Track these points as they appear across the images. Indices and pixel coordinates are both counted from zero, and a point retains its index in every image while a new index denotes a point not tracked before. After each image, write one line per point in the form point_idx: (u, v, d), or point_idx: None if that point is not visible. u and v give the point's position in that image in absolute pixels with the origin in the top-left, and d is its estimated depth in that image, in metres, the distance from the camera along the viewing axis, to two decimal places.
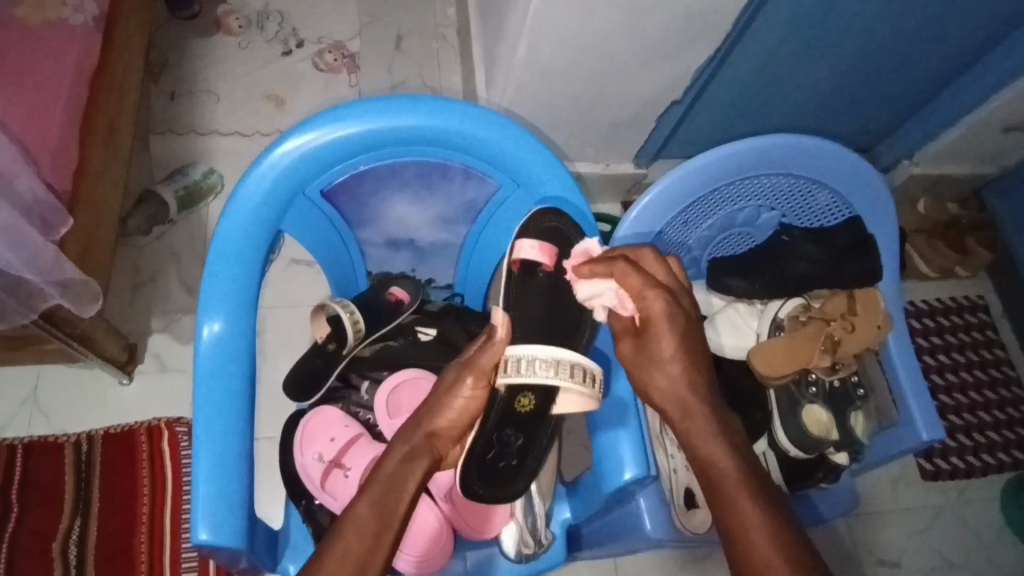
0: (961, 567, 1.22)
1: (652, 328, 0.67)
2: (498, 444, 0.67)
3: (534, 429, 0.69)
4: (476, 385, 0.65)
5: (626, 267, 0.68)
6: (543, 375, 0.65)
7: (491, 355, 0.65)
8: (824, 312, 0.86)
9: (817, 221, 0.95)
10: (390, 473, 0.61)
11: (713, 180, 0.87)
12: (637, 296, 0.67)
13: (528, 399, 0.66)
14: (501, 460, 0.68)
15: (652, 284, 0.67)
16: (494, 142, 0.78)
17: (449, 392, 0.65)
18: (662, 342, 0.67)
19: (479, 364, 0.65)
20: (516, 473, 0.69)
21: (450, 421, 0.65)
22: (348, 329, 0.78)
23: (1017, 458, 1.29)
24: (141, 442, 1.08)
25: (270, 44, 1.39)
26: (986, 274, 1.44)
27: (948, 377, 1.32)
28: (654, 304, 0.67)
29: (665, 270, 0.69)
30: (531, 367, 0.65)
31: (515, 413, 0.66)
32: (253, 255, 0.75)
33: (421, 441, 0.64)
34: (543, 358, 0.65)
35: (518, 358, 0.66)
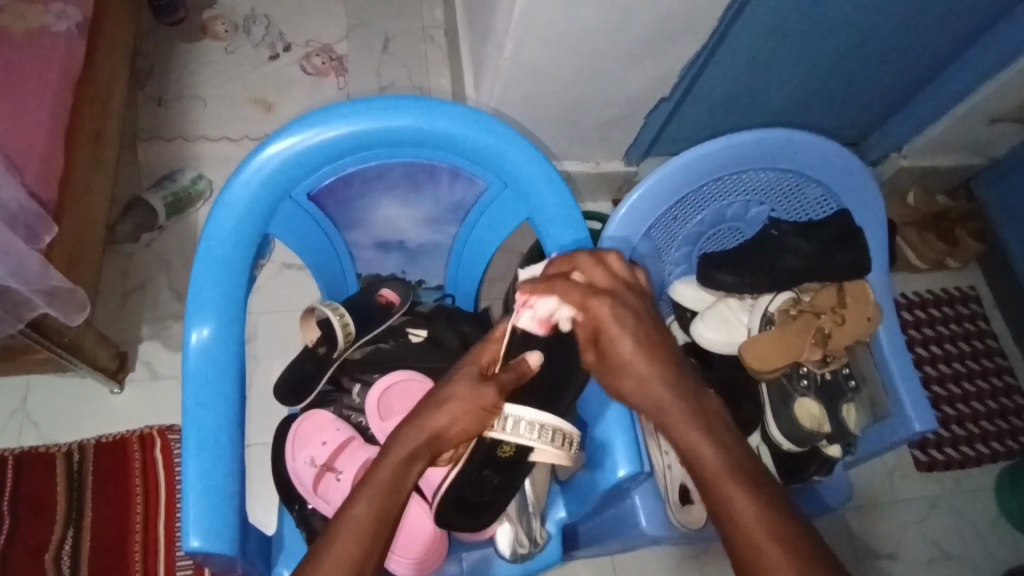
0: (959, 558, 1.22)
1: (603, 337, 0.64)
2: (476, 483, 0.66)
3: (513, 472, 0.67)
4: (495, 399, 0.63)
5: (563, 283, 0.66)
6: (531, 439, 0.64)
7: (512, 374, 0.65)
8: (814, 306, 0.86)
9: (805, 214, 0.95)
10: (383, 478, 0.59)
11: (701, 176, 0.87)
12: (582, 307, 0.65)
13: (511, 447, 0.64)
14: (475, 495, 0.67)
15: (594, 292, 0.65)
16: (481, 141, 0.77)
17: (461, 398, 0.62)
18: (616, 344, 0.64)
19: (502, 379, 0.64)
20: (489, 508, 0.68)
21: (460, 427, 0.62)
22: (337, 332, 0.77)
23: (1011, 448, 1.29)
24: (134, 451, 1.07)
25: (256, 48, 1.39)
26: (976, 266, 1.45)
27: (940, 368, 1.33)
28: (597, 313, 0.64)
29: (604, 275, 0.67)
30: (522, 427, 0.64)
31: (495, 459, 0.65)
32: (240, 259, 0.74)
33: (424, 449, 0.61)
34: (534, 423, 0.64)
35: (512, 415, 0.64)
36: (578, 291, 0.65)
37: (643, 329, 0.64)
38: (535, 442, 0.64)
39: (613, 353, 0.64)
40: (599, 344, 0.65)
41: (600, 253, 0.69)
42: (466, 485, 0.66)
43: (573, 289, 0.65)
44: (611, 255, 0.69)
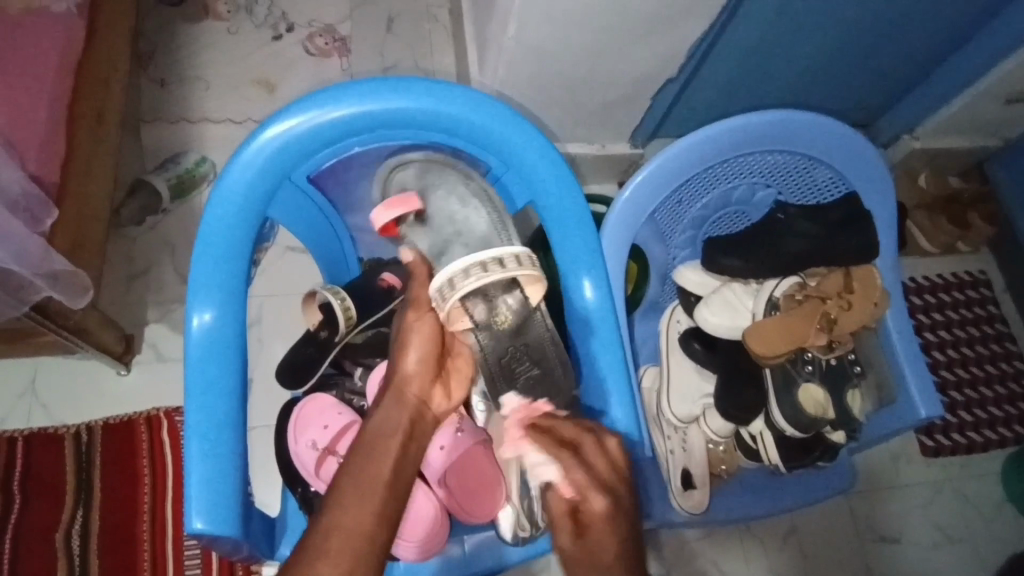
0: (963, 542, 1.22)
1: (587, 526, 0.59)
2: (509, 362, 0.65)
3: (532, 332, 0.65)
4: (422, 318, 0.65)
5: (568, 458, 0.63)
6: (472, 282, 0.61)
7: (419, 284, 0.66)
8: (821, 291, 0.85)
9: (813, 198, 0.94)
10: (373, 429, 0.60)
11: (707, 159, 0.86)
12: (579, 492, 0.61)
13: (504, 317, 0.63)
14: (521, 372, 0.66)
15: (594, 482, 0.61)
16: (484, 124, 0.76)
17: (405, 335, 0.64)
18: (602, 541, 0.58)
19: (421, 299, 0.65)
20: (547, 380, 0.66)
21: (417, 358, 0.64)
22: (339, 316, 0.77)
23: (1018, 433, 1.28)
24: (141, 432, 1.08)
25: (259, 29, 1.37)
26: (988, 250, 1.43)
27: (948, 353, 1.32)
28: (597, 502, 0.60)
29: (604, 462, 0.63)
30: (456, 280, 0.62)
31: (501, 331, 0.63)
32: (239, 242, 0.74)
33: (394, 399, 0.63)
34: (459, 270, 0.62)
35: (437, 287, 0.62)
36: (580, 474, 0.61)
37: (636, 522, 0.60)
38: (476, 282, 0.61)
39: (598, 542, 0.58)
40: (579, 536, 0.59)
41: (602, 436, 0.65)
42: (503, 357, 0.65)
43: (577, 469, 0.62)
44: (600, 444, 0.65)
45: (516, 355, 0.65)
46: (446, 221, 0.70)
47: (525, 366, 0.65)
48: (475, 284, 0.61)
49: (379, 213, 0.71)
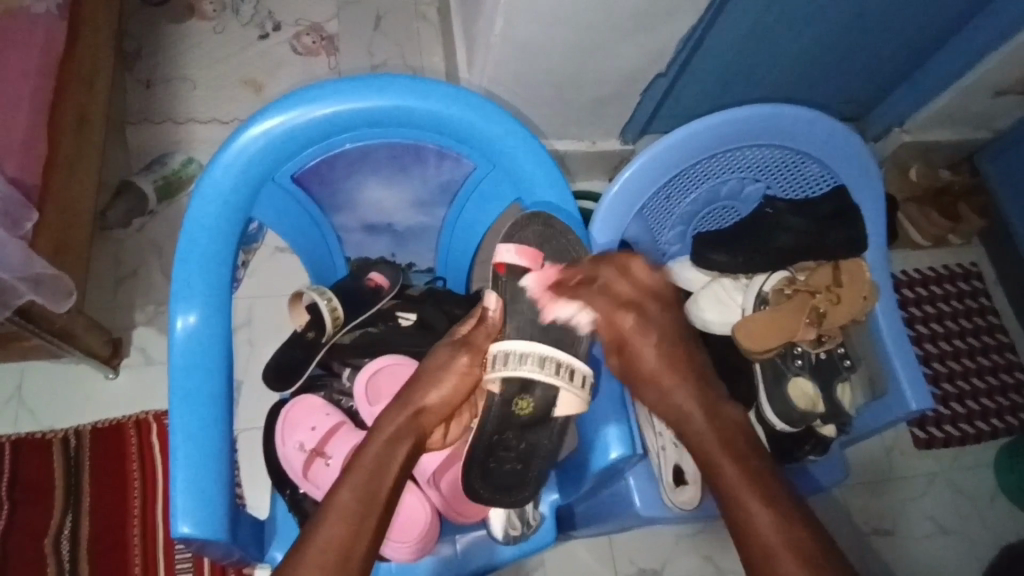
0: (957, 534, 1.22)
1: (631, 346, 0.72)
2: (499, 446, 0.67)
3: (535, 432, 0.67)
4: (471, 363, 0.68)
5: (609, 277, 0.73)
6: (524, 369, 0.64)
7: (484, 333, 0.69)
8: (809, 285, 0.85)
9: (802, 192, 0.93)
10: (376, 455, 0.63)
11: (694, 154, 0.85)
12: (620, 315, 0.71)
13: (526, 402, 0.65)
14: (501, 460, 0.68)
15: (619, 306, 0.71)
16: (468, 121, 0.75)
17: (443, 367, 0.68)
18: (642, 354, 0.72)
19: (476, 343, 0.69)
20: (520, 480, 0.69)
21: (440, 394, 0.68)
22: (326, 318, 0.77)
23: (1011, 424, 1.29)
24: (130, 436, 1.07)
25: (246, 28, 1.36)
26: (978, 242, 1.43)
27: (940, 345, 1.32)
28: (628, 321, 0.71)
29: (632, 287, 0.73)
30: (512, 360, 0.64)
31: (514, 417, 0.65)
32: (222, 243, 0.73)
33: (406, 420, 0.66)
34: (519, 353, 0.64)
35: (496, 353, 0.65)
36: (608, 304, 0.71)
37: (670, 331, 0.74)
38: (529, 371, 0.64)
39: (637, 363, 0.72)
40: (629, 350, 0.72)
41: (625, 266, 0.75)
42: (494, 440, 0.66)
43: (603, 301, 0.71)
44: (635, 266, 0.75)
45: (508, 442, 0.67)
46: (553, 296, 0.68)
47: (508, 455, 0.68)
48: (523, 373, 0.64)
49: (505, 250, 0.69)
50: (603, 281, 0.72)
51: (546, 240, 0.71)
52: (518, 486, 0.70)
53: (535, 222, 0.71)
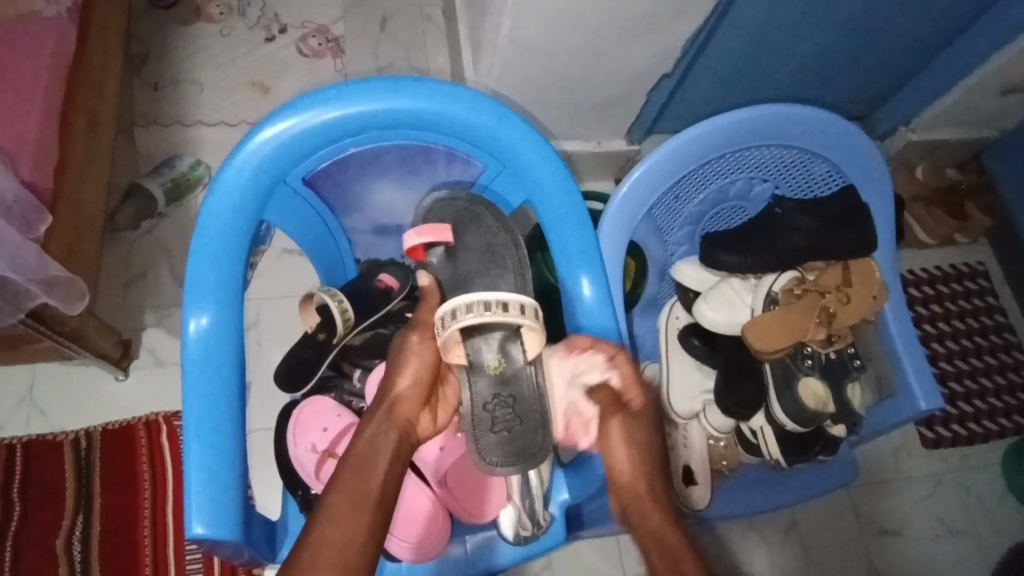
0: (965, 534, 1.22)
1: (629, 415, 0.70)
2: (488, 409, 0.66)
3: (518, 383, 0.67)
4: (423, 337, 0.67)
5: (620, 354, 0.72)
6: (472, 317, 0.63)
7: (428, 307, 0.69)
8: (819, 285, 0.85)
9: (809, 191, 0.93)
10: (360, 451, 0.62)
11: (703, 154, 0.85)
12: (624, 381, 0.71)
13: (495, 360, 0.66)
14: (501, 424, 0.66)
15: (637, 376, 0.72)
16: (479, 123, 0.76)
17: (404, 353, 0.67)
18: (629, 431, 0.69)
19: (423, 320, 0.68)
20: (528, 437, 0.66)
21: (412, 377, 0.65)
22: (336, 318, 0.78)
23: (1019, 424, 1.28)
24: (140, 437, 1.08)
25: (252, 31, 1.37)
26: (985, 241, 1.43)
27: (948, 344, 1.32)
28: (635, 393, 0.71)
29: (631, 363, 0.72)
30: (459, 313, 0.64)
31: (491, 376, 0.66)
32: (235, 245, 0.74)
33: (382, 415, 0.64)
34: (459, 304, 0.64)
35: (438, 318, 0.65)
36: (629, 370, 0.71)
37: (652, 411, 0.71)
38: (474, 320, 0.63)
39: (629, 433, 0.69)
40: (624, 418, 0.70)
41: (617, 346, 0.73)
42: (481, 406, 0.66)
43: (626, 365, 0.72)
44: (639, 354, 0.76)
45: (500, 402, 0.66)
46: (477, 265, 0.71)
47: (506, 416, 0.66)
48: (475, 320, 0.63)
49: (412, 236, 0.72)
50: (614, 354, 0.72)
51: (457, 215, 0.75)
52: (529, 442, 0.66)
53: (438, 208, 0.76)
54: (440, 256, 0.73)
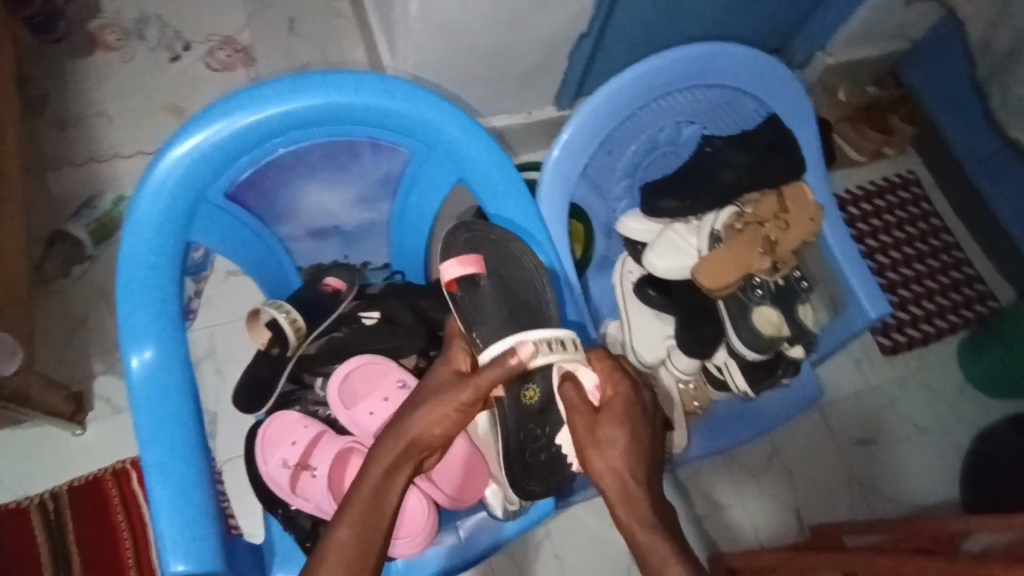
0: (933, 430, 1.28)
1: (607, 408, 0.66)
2: (528, 441, 0.69)
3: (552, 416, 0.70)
4: (471, 399, 0.62)
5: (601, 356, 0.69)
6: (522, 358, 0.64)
7: (492, 374, 0.62)
8: (757, 215, 0.87)
9: (739, 127, 0.92)
10: (370, 495, 0.59)
11: (629, 105, 0.85)
12: (605, 382, 0.67)
13: (532, 392, 0.67)
14: (535, 453, 0.70)
15: (619, 369, 0.68)
16: (398, 108, 0.73)
17: (440, 405, 0.62)
18: (609, 425, 0.64)
19: (476, 382, 0.62)
20: (558, 465, 0.72)
21: (439, 429, 0.62)
22: (287, 329, 0.75)
23: (967, 317, 1.35)
24: (110, 488, 1.04)
25: (154, 52, 1.31)
26: (912, 150, 1.48)
27: (891, 254, 1.37)
28: (609, 390, 0.67)
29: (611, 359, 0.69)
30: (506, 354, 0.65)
31: (526, 408, 0.67)
32: (165, 274, 0.71)
33: (401, 453, 0.62)
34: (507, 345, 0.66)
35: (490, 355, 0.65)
36: (608, 364, 0.69)
37: (634, 406, 0.66)
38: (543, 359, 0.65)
39: (603, 427, 0.64)
40: (598, 415, 0.65)
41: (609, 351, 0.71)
42: (519, 437, 0.68)
43: (604, 361, 0.69)
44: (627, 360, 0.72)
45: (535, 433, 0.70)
46: (506, 291, 0.72)
47: (539, 447, 0.70)
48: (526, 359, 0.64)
49: (450, 266, 0.71)
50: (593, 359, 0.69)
51: (486, 248, 0.73)
52: (558, 469, 0.72)
53: (460, 232, 0.74)
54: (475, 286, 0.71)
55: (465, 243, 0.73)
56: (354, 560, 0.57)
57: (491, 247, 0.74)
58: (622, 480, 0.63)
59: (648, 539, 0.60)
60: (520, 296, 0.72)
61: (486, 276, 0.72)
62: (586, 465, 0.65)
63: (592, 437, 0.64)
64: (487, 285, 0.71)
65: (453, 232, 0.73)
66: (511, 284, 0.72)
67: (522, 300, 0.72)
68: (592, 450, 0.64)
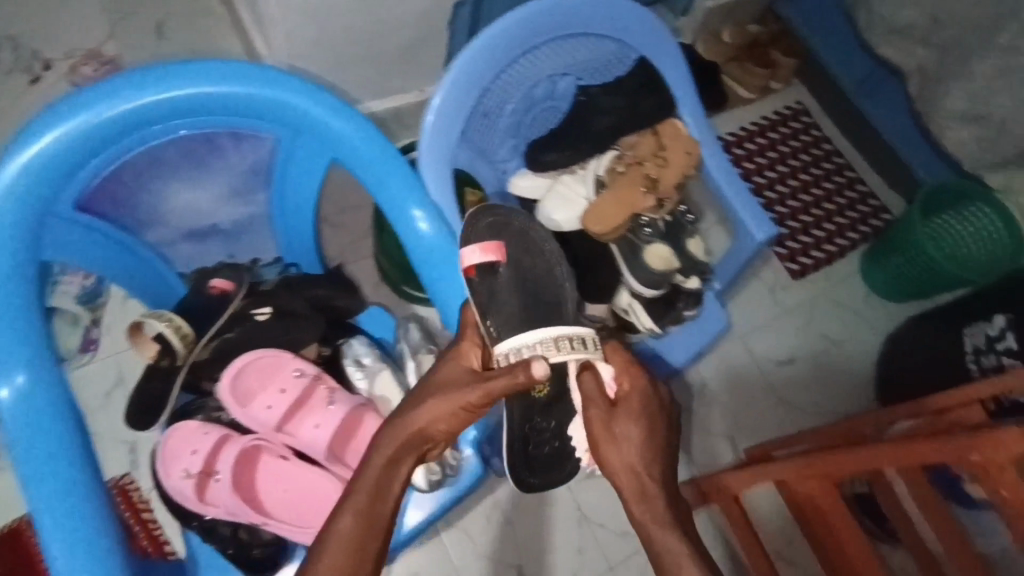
0: (846, 342, 1.35)
1: (621, 401, 0.65)
2: (533, 432, 0.74)
3: (560, 410, 0.75)
4: (483, 397, 0.60)
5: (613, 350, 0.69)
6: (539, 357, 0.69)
7: (513, 376, 0.60)
8: (636, 156, 0.87)
9: (611, 74, 0.94)
10: (375, 479, 0.58)
11: (498, 64, 0.82)
12: (619, 377, 0.67)
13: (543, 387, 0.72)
14: (544, 443, 0.75)
15: (635, 364, 0.68)
16: (249, 93, 0.70)
17: (455, 394, 0.60)
18: (625, 420, 0.64)
19: (495, 385, 0.60)
20: (563, 456, 0.76)
21: (445, 424, 0.60)
22: (172, 338, 0.72)
23: (865, 232, 1.42)
24: (26, 538, 0.98)
25: (11, 76, 1.22)
26: (796, 81, 1.54)
27: (789, 184, 1.43)
28: (625, 384, 0.67)
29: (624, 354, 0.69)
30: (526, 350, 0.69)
31: (534, 401, 0.73)
32: (19, 299, 0.67)
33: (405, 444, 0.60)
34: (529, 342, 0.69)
35: (508, 349, 0.69)
36: (622, 358, 0.68)
37: (650, 399, 0.66)
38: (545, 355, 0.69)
39: (620, 421, 0.64)
40: (614, 409, 0.65)
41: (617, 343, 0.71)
42: (524, 428, 0.73)
43: (619, 356, 0.69)
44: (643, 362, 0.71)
45: (542, 424, 0.74)
46: (522, 282, 0.75)
47: (547, 439, 0.75)
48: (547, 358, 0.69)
49: (470, 254, 0.73)
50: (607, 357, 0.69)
51: (502, 232, 0.77)
52: (562, 464, 0.76)
53: (483, 217, 0.76)
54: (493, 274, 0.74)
55: (483, 232, 0.76)
56: (352, 553, 0.55)
57: (511, 232, 0.77)
58: (639, 477, 0.62)
59: (666, 539, 0.59)
60: (538, 284, 0.76)
61: (505, 264, 0.76)
62: (601, 461, 0.64)
63: (608, 433, 0.63)
64: (506, 273, 0.75)
65: (468, 223, 0.76)
66: (529, 268, 0.76)
67: (540, 285, 0.76)
68: (610, 445, 0.63)
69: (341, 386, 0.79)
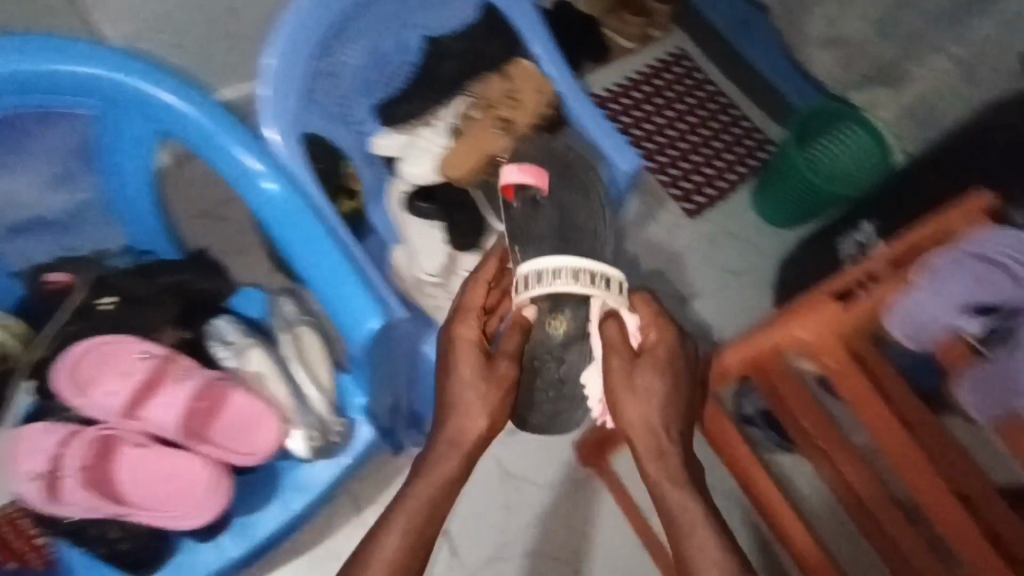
0: (746, 272, 1.40)
1: (643, 353, 0.65)
2: (536, 370, 0.71)
3: (576, 349, 0.69)
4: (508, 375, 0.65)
5: (644, 298, 0.69)
6: (559, 284, 0.64)
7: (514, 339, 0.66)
8: (487, 100, 0.89)
9: (457, 22, 0.90)
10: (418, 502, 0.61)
11: (329, 19, 0.78)
12: (642, 330, 0.67)
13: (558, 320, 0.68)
14: (544, 382, 0.72)
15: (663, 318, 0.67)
16: (43, 67, 0.67)
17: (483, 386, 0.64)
18: (646, 376, 0.63)
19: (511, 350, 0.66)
20: (564, 400, 0.75)
21: (481, 417, 0.63)
22: (11, 337, 0.75)
23: (754, 166, 1.46)
24: None
25: None
26: (676, 28, 1.55)
27: (675, 129, 1.47)
28: (650, 335, 0.66)
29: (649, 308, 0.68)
30: (545, 277, 0.65)
31: (549, 337, 0.68)
32: None
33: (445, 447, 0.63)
34: (549, 268, 0.65)
35: (529, 270, 0.66)
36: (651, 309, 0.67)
37: (673, 354, 0.65)
38: (565, 286, 0.64)
39: (639, 378, 0.63)
40: (636, 360, 0.65)
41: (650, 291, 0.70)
42: (532, 364, 0.71)
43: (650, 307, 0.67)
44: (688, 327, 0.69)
45: (548, 363, 0.71)
46: (557, 214, 0.72)
47: (544, 386, 0.73)
48: (559, 287, 0.64)
49: (509, 171, 0.74)
50: (634, 300, 0.69)
51: (549, 165, 0.76)
52: (560, 411, 0.76)
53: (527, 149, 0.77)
54: (527, 199, 0.74)
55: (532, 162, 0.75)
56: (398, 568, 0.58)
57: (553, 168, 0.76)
58: (656, 435, 0.62)
59: (680, 498, 0.60)
60: (577, 206, 0.74)
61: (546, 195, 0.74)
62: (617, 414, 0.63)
63: (627, 382, 0.63)
64: (545, 202, 0.73)
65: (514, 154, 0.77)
66: (566, 193, 0.74)
67: (582, 209, 0.74)
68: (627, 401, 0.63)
69: (205, 366, 0.77)
